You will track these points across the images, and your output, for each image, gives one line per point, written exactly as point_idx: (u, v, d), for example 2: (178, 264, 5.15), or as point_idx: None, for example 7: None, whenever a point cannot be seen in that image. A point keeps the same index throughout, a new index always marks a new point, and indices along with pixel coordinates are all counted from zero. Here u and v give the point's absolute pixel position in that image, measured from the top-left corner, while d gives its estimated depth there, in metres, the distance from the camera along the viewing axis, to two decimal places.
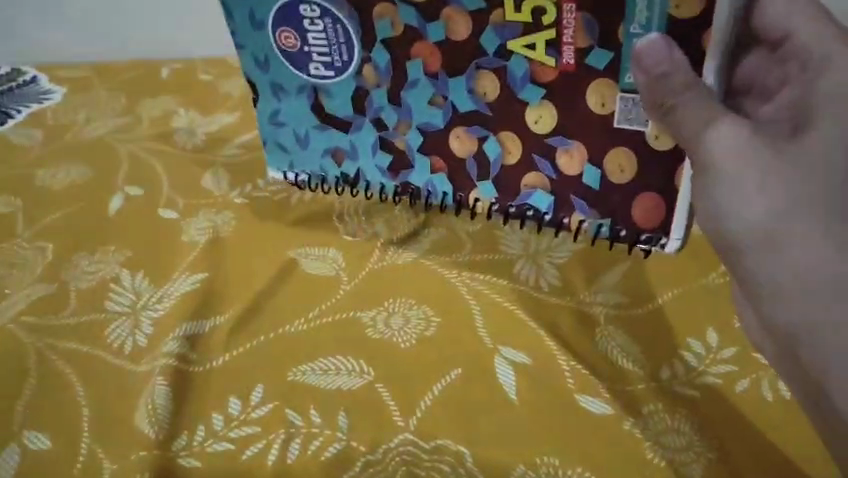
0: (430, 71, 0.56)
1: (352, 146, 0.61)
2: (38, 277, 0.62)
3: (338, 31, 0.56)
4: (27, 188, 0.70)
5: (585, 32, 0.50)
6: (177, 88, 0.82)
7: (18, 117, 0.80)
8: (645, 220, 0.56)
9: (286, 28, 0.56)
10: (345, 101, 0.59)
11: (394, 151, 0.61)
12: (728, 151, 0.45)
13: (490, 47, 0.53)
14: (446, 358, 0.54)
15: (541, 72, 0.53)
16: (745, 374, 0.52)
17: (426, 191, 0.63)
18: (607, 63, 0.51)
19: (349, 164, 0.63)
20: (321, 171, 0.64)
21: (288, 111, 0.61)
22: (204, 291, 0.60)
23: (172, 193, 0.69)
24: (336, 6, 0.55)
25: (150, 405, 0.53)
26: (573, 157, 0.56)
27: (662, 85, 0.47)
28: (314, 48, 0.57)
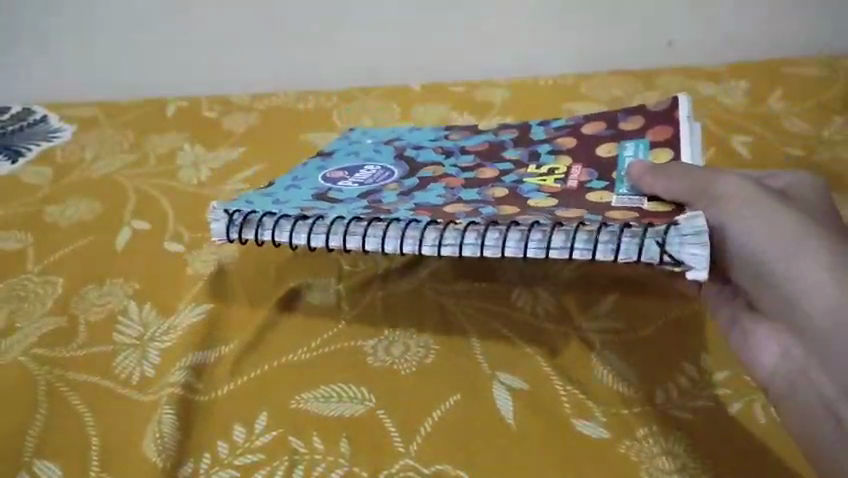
0: (450, 185, 0.59)
1: (331, 206, 0.55)
2: (48, 311, 0.64)
3: (385, 175, 0.63)
4: (37, 224, 0.72)
5: (587, 174, 0.58)
6: (183, 127, 0.84)
7: (28, 155, 0.82)
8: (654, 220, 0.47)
9: (342, 170, 0.64)
10: (354, 193, 0.58)
11: (378, 208, 0.54)
12: (731, 197, 0.48)
13: (508, 179, 0.59)
14: (444, 384, 0.56)
15: (545, 187, 0.57)
16: (738, 397, 0.53)
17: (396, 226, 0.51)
18: (604, 187, 0.56)
19: (317, 213, 0.53)
20: (274, 212, 0.54)
21: (286, 194, 0.58)
22: (210, 322, 0.61)
23: (178, 228, 0.71)
24: (395, 165, 0.65)
25: (157, 433, 0.55)
26: (572, 213, 0.51)
27: (664, 169, 0.53)
28: (356, 177, 0.62)
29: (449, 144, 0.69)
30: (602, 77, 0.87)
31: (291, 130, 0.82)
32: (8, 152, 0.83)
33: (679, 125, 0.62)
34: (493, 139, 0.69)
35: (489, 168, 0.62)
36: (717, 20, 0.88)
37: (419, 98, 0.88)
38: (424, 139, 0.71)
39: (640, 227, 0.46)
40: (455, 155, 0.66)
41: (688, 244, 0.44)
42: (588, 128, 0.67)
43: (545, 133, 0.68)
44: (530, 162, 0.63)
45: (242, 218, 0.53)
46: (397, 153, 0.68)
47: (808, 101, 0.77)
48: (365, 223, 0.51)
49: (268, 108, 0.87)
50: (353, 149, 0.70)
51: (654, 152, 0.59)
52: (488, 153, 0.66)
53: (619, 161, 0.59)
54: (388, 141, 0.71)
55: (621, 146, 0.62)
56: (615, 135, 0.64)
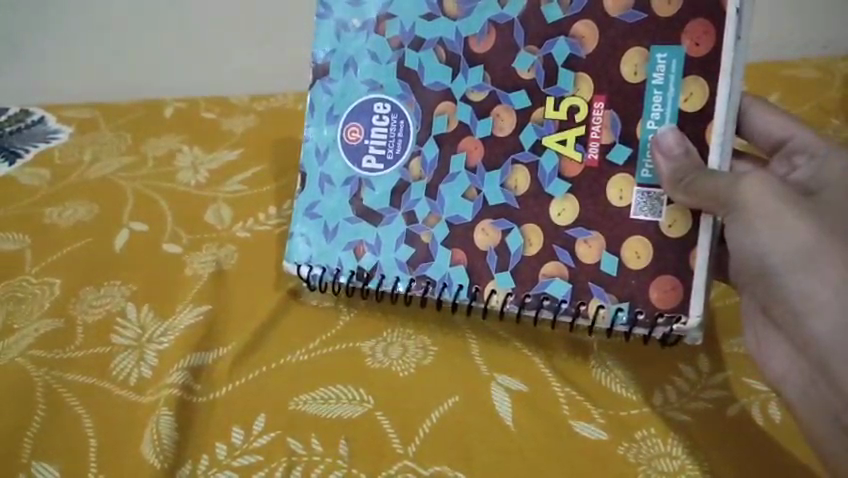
0: (470, 162, 0.57)
1: (378, 239, 0.59)
2: (46, 312, 0.64)
3: (402, 130, 0.58)
4: (35, 225, 0.72)
5: (610, 127, 0.53)
6: (181, 125, 0.84)
7: (26, 156, 0.82)
8: (660, 293, 0.52)
9: (356, 125, 0.60)
10: (384, 194, 0.59)
11: (419, 244, 0.57)
12: (765, 188, 0.47)
13: (527, 141, 0.55)
14: (442, 386, 0.56)
15: (568, 167, 0.54)
16: (735, 401, 0.53)
17: (440, 286, 0.57)
18: (627, 159, 0.53)
19: (371, 262, 0.59)
20: (336, 267, 0.59)
21: (326, 204, 0.60)
22: (208, 324, 0.61)
23: (177, 230, 0.70)
24: (404, 103, 0.58)
25: (156, 434, 0.54)
26: (592, 246, 0.53)
27: (686, 169, 0.49)
28: (376, 143, 0.59)
29: (447, 31, 0.57)
30: None
31: (288, 129, 0.81)
32: (6, 154, 0.83)
33: (722, 27, 0.50)
34: (497, 12, 0.56)
35: (505, 107, 0.56)
36: None
37: None
38: (418, 18, 0.58)
39: (646, 321, 0.52)
40: (461, 67, 0.57)
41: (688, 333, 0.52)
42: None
43: None
44: (547, 88, 0.55)
45: (313, 276, 0.60)
46: (397, 64, 0.59)
47: (807, 101, 0.76)
48: (418, 287, 0.57)
49: (267, 110, 0.85)
50: (348, 53, 0.60)
51: (687, 87, 0.51)
52: (498, 66, 0.56)
53: (646, 99, 0.52)
54: (379, 23, 0.59)
55: (650, 59, 0.52)
56: (645, 26, 0.52)
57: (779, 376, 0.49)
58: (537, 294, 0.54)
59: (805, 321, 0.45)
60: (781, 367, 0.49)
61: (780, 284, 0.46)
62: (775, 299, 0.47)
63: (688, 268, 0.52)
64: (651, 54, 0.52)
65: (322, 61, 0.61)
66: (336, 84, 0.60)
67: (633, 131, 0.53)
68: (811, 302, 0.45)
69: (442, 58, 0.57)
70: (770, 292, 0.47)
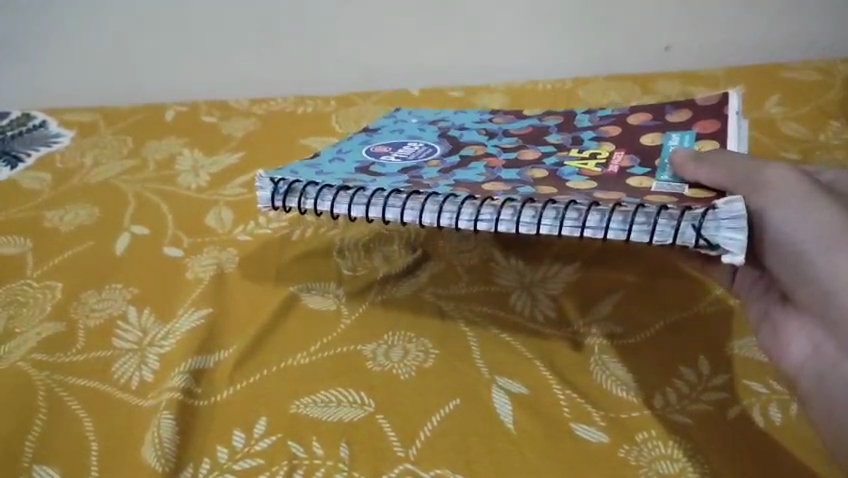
0: (492, 165, 0.57)
1: (373, 179, 0.54)
2: (47, 315, 0.64)
3: (429, 152, 0.61)
4: (36, 229, 0.72)
5: (629, 160, 0.56)
6: (182, 131, 0.85)
7: (26, 160, 0.82)
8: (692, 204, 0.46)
9: (386, 144, 0.63)
10: (394, 168, 0.57)
11: (417, 183, 0.53)
12: (782, 180, 0.47)
13: (550, 161, 0.57)
14: (442, 390, 0.56)
15: (586, 171, 0.54)
16: (737, 402, 0.53)
17: (431, 195, 0.50)
18: (646, 173, 0.53)
19: (360, 185, 0.53)
20: (318, 182, 0.54)
21: (330, 166, 0.58)
22: (208, 327, 0.61)
23: (178, 232, 0.71)
24: (438, 143, 0.63)
25: (157, 438, 0.54)
26: (610, 195, 0.49)
27: (706, 155, 0.51)
28: (400, 152, 0.61)
29: (492, 126, 0.67)
30: (602, 82, 0.88)
31: (291, 134, 0.82)
32: (7, 157, 0.83)
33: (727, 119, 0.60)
34: (537, 124, 0.67)
35: (531, 149, 0.60)
36: (720, 19, 0.88)
37: (416, 101, 0.88)
38: (468, 121, 0.69)
39: (677, 208, 0.44)
40: (498, 136, 0.64)
41: (725, 223, 0.43)
42: (632, 118, 0.64)
43: (588, 120, 0.66)
44: (573, 145, 0.60)
45: (289, 187, 0.54)
46: (441, 132, 0.66)
47: (807, 102, 0.77)
48: (404, 196, 0.50)
49: (267, 113, 0.87)
50: (398, 127, 0.68)
51: (701, 144, 0.56)
52: (531, 137, 0.64)
53: (663, 149, 0.57)
54: (434, 121, 0.70)
55: (666, 136, 0.59)
56: (660, 125, 0.62)
57: (798, 365, 0.49)
58: (546, 200, 0.48)
59: (832, 303, 0.43)
60: (801, 354, 0.48)
61: (810, 265, 0.44)
62: (801, 283, 0.45)
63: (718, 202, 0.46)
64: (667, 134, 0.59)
65: (373, 128, 0.69)
66: (377, 133, 0.66)
67: (651, 163, 0.55)
68: (839, 280, 0.42)
69: (482, 133, 0.66)
70: (795, 275, 0.45)
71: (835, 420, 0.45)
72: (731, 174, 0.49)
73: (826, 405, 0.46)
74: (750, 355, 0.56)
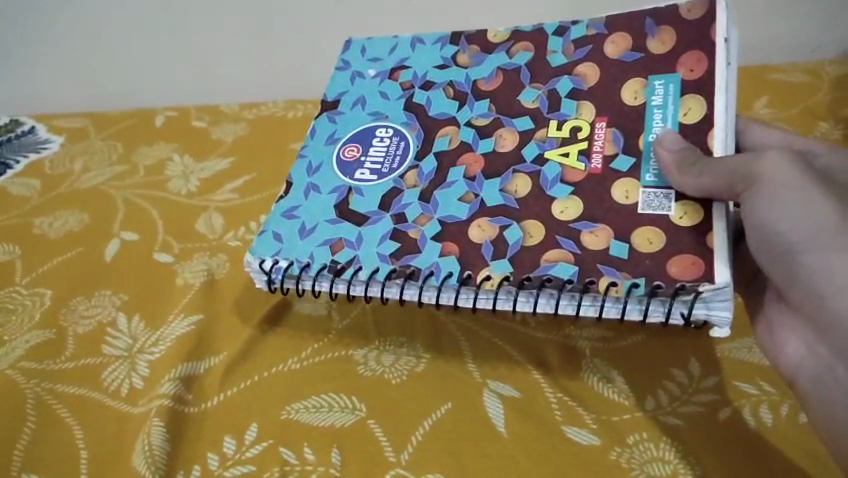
0: (470, 172, 0.55)
1: (359, 236, 0.53)
2: (36, 323, 0.63)
3: (401, 149, 0.58)
4: (26, 236, 0.72)
5: (613, 142, 0.53)
6: (172, 136, 0.84)
7: (16, 167, 0.82)
8: (683, 267, 0.45)
9: (354, 145, 0.59)
10: (373, 199, 0.55)
11: (406, 239, 0.52)
12: (781, 169, 0.45)
13: (529, 156, 0.54)
14: (433, 394, 0.55)
15: (570, 175, 0.52)
16: (729, 403, 0.52)
17: (425, 274, 0.50)
18: (632, 165, 0.51)
19: (349, 256, 0.52)
20: (307, 261, 0.53)
21: (308, 208, 0.56)
22: (198, 334, 0.61)
23: (167, 238, 0.71)
24: (407, 127, 0.59)
25: (148, 446, 0.53)
26: (599, 236, 0.48)
27: (690, 156, 0.47)
28: (372, 158, 0.58)
29: (458, 76, 0.61)
30: None
31: (281, 136, 0.81)
32: None
33: (713, 50, 0.53)
34: (506, 62, 0.61)
35: (508, 129, 0.56)
36: None
37: None
38: (431, 68, 0.63)
39: (667, 291, 0.44)
40: (467, 101, 0.59)
41: (714, 308, 0.44)
42: (610, 45, 0.57)
43: (562, 50, 0.59)
44: (550, 114, 0.56)
45: (278, 271, 0.53)
46: (406, 100, 0.61)
47: (795, 105, 0.77)
48: (399, 278, 0.50)
49: (258, 119, 0.84)
50: (360, 94, 0.63)
51: (685, 104, 0.52)
52: (504, 98, 0.58)
53: (647, 117, 0.53)
54: (393, 73, 0.64)
55: (649, 86, 0.54)
56: (642, 62, 0.55)
57: (793, 364, 0.49)
58: (539, 276, 0.47)
59: (830, 303, 0.44)
60: (797, 354, 0.49)
61: (803, 264, 0.45)
62: (799, 280, 0.46)
63: (707, 247, 0.46)
64: (650, 82, 0.54)
65: (332, 99, 0.64)
66: (341, 118, 0.62)
67: (635, 144, 0.52)
68: (838, 281, 0.43)
69: (449, 95, 0.60)
70: (792, 272, 0.46)
71: (830, 421, 0.45)
72: (723, 178, 0.46)
73: (822, 405, 0.46)
74: (740, 357, 0.56)
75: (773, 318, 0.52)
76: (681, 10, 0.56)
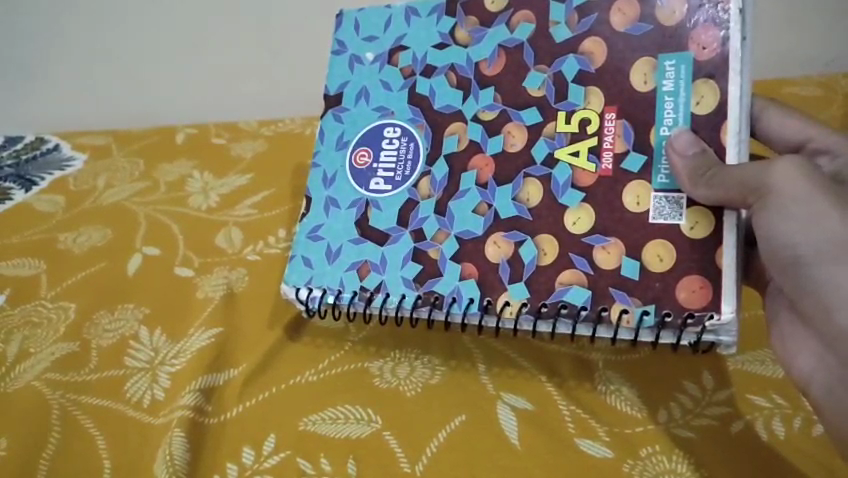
0: (481, 179, 0.55)
1: (383, 258, 0.56)
2: (61, 336, 0.65)
3: (412, 153, 0.58)
4: (50, 251, 0.74)
5: (624, 138, 0.52)
6: (192, 152, 0.86)
7: (41, 184, 0.84)
8: (689, 292, 0.48)
9: (364, 149, 0.59)
10: (391, 214, 0.57)
11: (427, 260, 0.55)
12: (797, 177, 0.44)
13: (539, 155, 0.54)
14: (448, 406, 0.56)
15: (581, 178, 0.52)
16: (741, 416, 0.53)
17: (449, 301, 0.53)
18: (643, 166, 0.51)
19: (376, 282, 0.55)
20: (338, 288, 0.56)
21: (331, 226, 0.58)
22: (218, 347, 0.62)
23: (187, 253, 0.72)
24: (415, 126, 0.58)
25: (168, 456, 0.55)
26: (611, 252, 0.50)
27: (704, 166, 0.47)
28: (384, 165, 0.58)
29: (459, 57, 0.58)
30: None
31: (298, 150, 0.83)
32: (22, 181, 0.85)
33: (727, 26, 0.50)
34: (507, 37, 0.57)
35: (515, 124, 0.55)
36: None
37: None
38: (430, 48, 0.59)
39: (675, 322, 0.48)
40: (471, 91, 0.57)
41: (721, 335, 0.47)
42: (616, 12, 0.53)
43: (566, 20, 0.55)
44: (557, 103, 0.54)
45: (312, 299, 0.57)
46: (409, 91, 0.59)
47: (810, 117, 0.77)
48: (425, 305, 0.54)
49: (276, 134, 0.86)
50: (361, 83, 0.61)
51: (698, 90, 0.50)
52: (508, 86, 0.56)
53: (658, 107, 0.51)
54: (392, 55, 0.60)
55: (659, 68, 0.51)
56: (652, 37, 0.52)
57: (805, 375, 0.49)
58: (554, 303, 0.50)
59: (835, 316, 0.44)
60: (808, 366, 0.49)
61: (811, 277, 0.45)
62: (805, 291, 0.46)
63: (716, 267, 0.48)
64: (660, 63, 0.51)
65: (334, 92, 0.62)
66: (347, 114, 0.61)
67: (647, 139, 0.51)
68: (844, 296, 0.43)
69: (452, 84, 0.58)
70: (799, 283, 0.46)
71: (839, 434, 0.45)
72: (735, 188, 0.46)
73: (832, 418, 0.46)
74: (753, 370, 0.56)
75: (783, 328, 0.52)
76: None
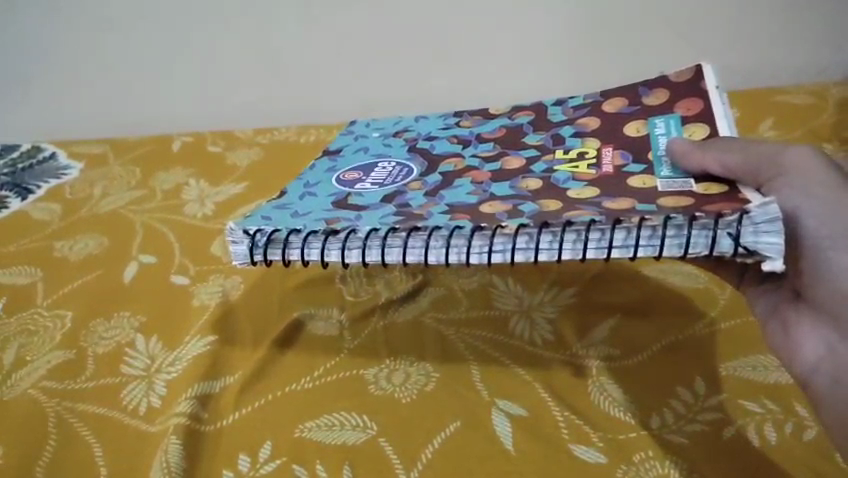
0: (476, 180, 0.56)
1: (358, 215, 0.51)
2: (57, 344, 0.65)
3: (404, 172, 0.59)
4: (46, 259, 0.74)
5: (622, 158, 0.55)
6: (188, 161, 0.87)
7: (37, 192, 0.85)
8: (721, 209, 0.44)
9: (354, 171, 0.60)
10: (373, 198, 0.54)
11: (410, 214, 0.50)
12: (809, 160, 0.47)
13: (538, 169, 0.56)
14: (442, 413, 0.57)
15: (580, 175, 0.54)
16: (734, 422, 0.53)
17: (431, 228, 0.47)
18: (644, 169, 0.53)
19: (346, 225, 0.49)
20: (298, 227, 0.50)
21: (302, 205, 0.54)
22: (214, 355, 0.63)
23: (183, 261, 0.73)
24: (411, 161, 0.61)
25: (165, 463, 0.55)
26: (621, 204, 0.47)
27: (715, 145, 0.51)
28: (373, 178, 0.59)
29: (463, 132, 0.66)
30: None
31: (294, 162, 0.84)
32: (19, 189, 0.86)
33: (708, 97, 0.60)
34: (508, 122, 0.66)
35: (513, 156, 0.59)
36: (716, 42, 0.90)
37: None
38: (434, 129, 0.68)
39: (709, 216, 0.43)
40: (472, 144, 0.63)
41: (763, 226, 0.41)
42: (608, 106, 0.64)
43: (563, 112, 0.65)
44: (555, 146, 0.59)
45: (265, 233, 0.49)
46: (410, 146, 0.64)
47: (801, 127, 0.78)
48: (403, 231, 0.47)
49: (271, 143, 0.88)
50: (361, 144, 0.66)
51: (689, 130, 0.56)
52: (509, 140, 0.62)
53: (652, 141, 0.56)
54: (397, 133, 0.68)
55: (650, 124, 0.59)
56: (640, 110, 0.61)
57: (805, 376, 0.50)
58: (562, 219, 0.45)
59: None
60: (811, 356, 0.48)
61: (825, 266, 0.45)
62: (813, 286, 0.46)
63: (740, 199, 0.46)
64: (650, 122, 0.59)
65: (334, 149, 0.67)
66: (341, 158, 0.64)
67: (645, 157, 0.55)
68: None
69: (453, 142, 0.64)
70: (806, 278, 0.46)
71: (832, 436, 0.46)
72: (745, 155, 0.49)
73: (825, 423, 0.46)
74: (744, 375, 0.57)
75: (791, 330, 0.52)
76: (670, 77, 0.64)
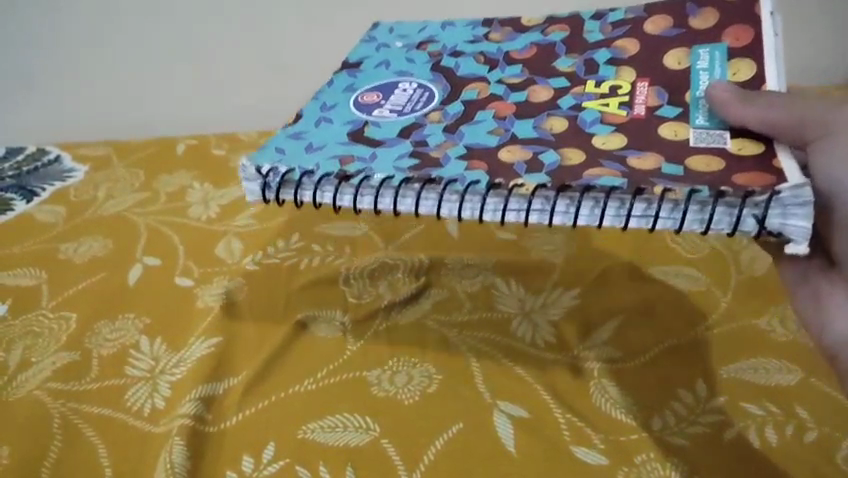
0: (499, 113, 0.56)
1: (372, 154, 0.51)
2: (62, 345, 0.66)
3: (425, 97, 0.59)
4: (51, 261, 0.75)
5: (656, 97, 0.55)
6: (192, 165, 0.88)
7: (42, 194, 0.85)
8: (751, 181, 0.44)
9: (372, 92, 0.60)
10: (390, 129, 0.54)
11: (425, 157, 0.50)
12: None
13: (565, 104, 0.56)
14: (444, 415, 0.57)
15: (609, 117, 0.54)
16: (734, 424, 0.54)
17: (448, 180, 0.47)
18: (678, 114, 0.53)
19: (358, 167, 0.49)
20: (310, 168, 0.50)
21: (317, 134, 0.55)
22: (217, 357, 0.63)
23: (187, 262, 0.73)
24: (431, 83, 0.61)
25: (168, 464, 0.55)
26: (648, 161, 0.47)
27: (756, 97, 0.50)
28: (392, 102, 0.59)
29: (491, 48, 0.66)
30: None
31: None
32: (23, 191, 0.86)
33: (760, 23, 0.59)
34: (542, 38, 0.66)
35: (540, 85, 0.59)
36: None
37: None
38: (461, 42, 0.67)
39: (737, 193, 0.42)
40: (499, 66, 0.63)
41: (791, 214, 0.42)
42: (650, 24, 0.63)
43: (600, 29, 0.65)
44: (588, 75, 0.59)
45: (276, 173, 0.50)
46: (433, 64, 0.64)
47: None
48: (417, 183, 0.47)
49: None
50: (382, 58, 0.66)
51: (734, 65, 0.56)
52: (539, 62, 0.62)
53: (693, 75, 0.56)
54: (422, 45, 0.68)
55: (694, 53, 0.59)
56: (685, 35, 0.61)
57: None
58: (582, 183, 0.45)
59: None
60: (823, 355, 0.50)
61: None
62: None
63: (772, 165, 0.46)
64: (694, 51, 0.59)
65: (353, 62, 0.67)
66: (361, 74, 0.64)
67: (681, 98, 0.55)
68: None
69: (480, 61, 0.64)
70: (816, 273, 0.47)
71: None
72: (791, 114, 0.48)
73: None
74: (745, 378, 0.57)
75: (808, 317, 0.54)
76: None
